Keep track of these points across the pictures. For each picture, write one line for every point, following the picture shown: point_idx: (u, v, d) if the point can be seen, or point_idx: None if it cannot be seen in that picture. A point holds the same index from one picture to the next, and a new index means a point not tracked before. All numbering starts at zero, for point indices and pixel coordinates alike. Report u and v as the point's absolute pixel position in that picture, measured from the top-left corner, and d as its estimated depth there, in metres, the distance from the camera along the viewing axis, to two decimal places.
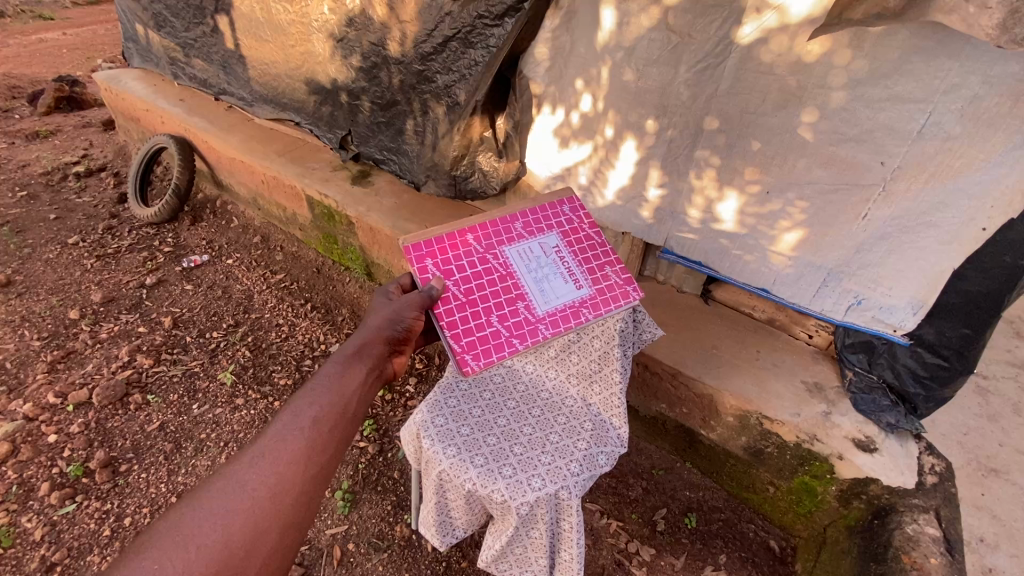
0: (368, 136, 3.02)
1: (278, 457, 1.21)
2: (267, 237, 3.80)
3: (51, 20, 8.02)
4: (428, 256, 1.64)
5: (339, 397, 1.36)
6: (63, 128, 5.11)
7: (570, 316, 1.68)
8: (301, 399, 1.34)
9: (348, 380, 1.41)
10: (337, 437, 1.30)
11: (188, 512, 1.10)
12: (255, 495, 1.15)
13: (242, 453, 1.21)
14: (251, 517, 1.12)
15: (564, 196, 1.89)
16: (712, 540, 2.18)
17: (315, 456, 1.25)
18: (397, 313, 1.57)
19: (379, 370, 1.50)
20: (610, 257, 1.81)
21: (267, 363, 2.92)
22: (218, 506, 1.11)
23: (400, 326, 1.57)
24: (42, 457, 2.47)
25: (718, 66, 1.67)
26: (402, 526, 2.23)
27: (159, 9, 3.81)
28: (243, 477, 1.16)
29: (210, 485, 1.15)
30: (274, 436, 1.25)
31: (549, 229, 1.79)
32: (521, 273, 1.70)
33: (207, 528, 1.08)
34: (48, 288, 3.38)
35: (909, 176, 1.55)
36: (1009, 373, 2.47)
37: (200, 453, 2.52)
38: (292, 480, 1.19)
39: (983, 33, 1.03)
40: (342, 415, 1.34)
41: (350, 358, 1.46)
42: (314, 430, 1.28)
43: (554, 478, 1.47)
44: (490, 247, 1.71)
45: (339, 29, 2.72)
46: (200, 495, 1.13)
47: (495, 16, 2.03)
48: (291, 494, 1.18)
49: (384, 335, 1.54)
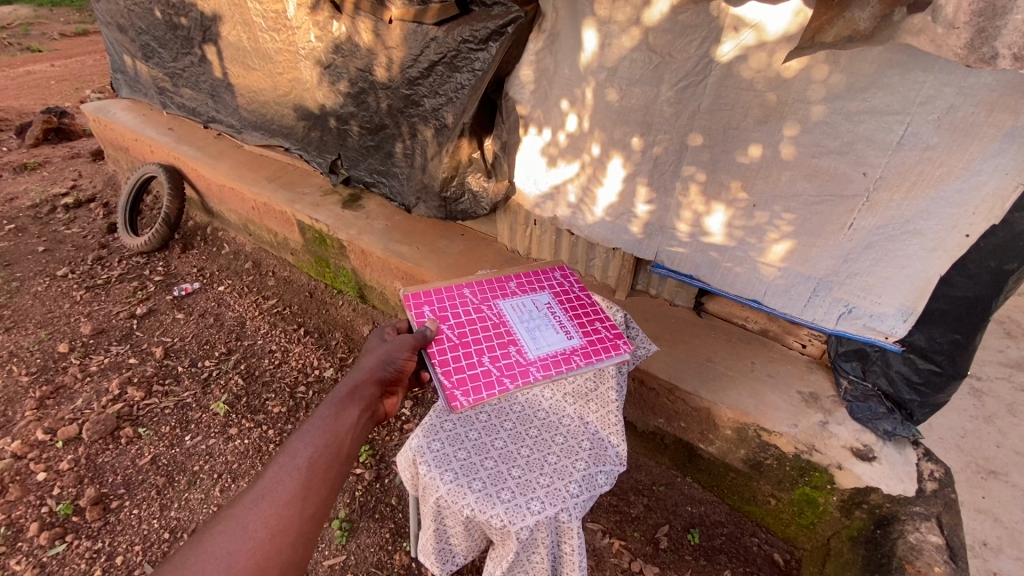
0: (357, 160, 3.03)
1: (277, 498, 1.21)
2: (258, 262, 3.80)
3: (39, 51, 8.06)
4: (425, 303, 1.77)
5: (335, 436, 1.35)
6: (52, 159, 5.10)
7: (560, 362, 1.68)
8: (298, 439, 1.32)
9: (343, 420, 1.39)
10: (335, 476, 1.30)
11: (190, 555, 1.10)
12: (256, 536, 1.15)
13: (240, 495, 1.21)
14: (252, 559, 1.12)
15: (556, 265, 2.04)
16: (716, 556, 2.15)
17: (312, 496, 1.24)
18: (390, 352, 1.56)
19: (373, 409, 1.47)
20: (599, 313, 1.86)
21: (260, 391, 2.88)
22: (220, 548, 1.12)
23: (392, 366, 1.55)
24: (31, 496, 2.42)
25: (700, 84, 1.70)
26: (401, 555, 2.19)
27: (146, 40, 3.84)
28: (243, 518, 1.16)
29: (212, 526, 1.15)
30: (272, 477, 1.24)
31: (541, 289, 1.91)
32: (513, 322, 1.77)
33: (209, 571, 1.08)
34: (37, 322, 3.34)
35: (891, 186, 1.58)
36: (1002, 373, 2.48)
37: (192, 486, 2.47)
38: (291, 520, 1.19)
39: (952, 52, 1.05)
40: (337, 455, 1.33)
41: (345, 398, 1.43)
42: (312, 470, 1.27)
43: (554, 500, 1.46)
44: (485, 299, 1.82)
45: (325, 56, 2.74)
46: (203, 536, 1.14)
47: (480, 40, 2.07)
48: (291, 533, 1.18)
49: (378, 374, 1.52)
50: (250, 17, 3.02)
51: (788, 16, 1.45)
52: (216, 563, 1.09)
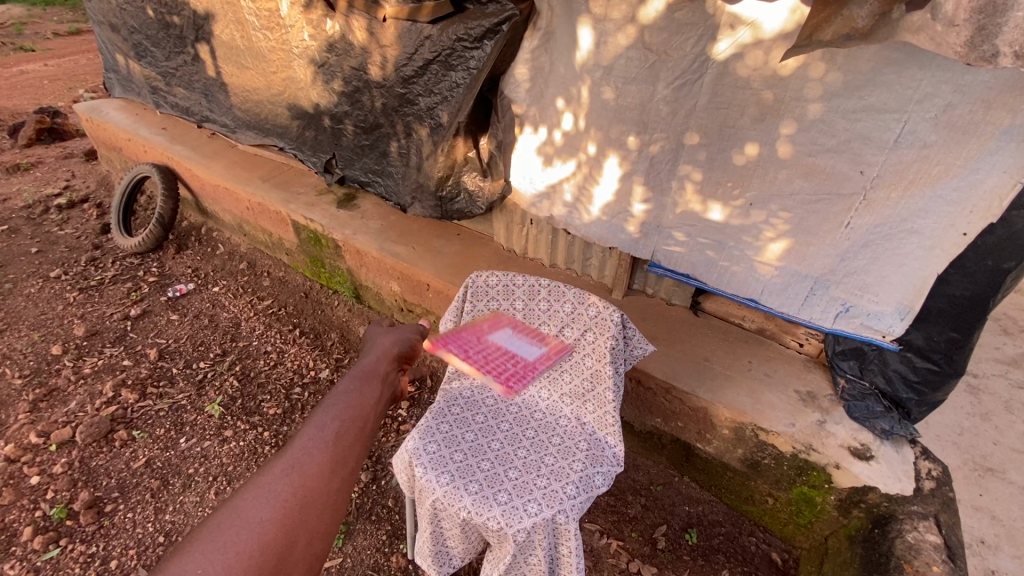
0: (352, 159, 3.01)
1: (305, 467, 1.21)
2: (253, 262, 3.77)
3: (32, 51, 8.00)
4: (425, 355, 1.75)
5: (358, 413, 1.39)
6: (44, 159, 5.05)
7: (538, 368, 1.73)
8: (322, 414, 1.35)
9: (364, 398, 1.44)
10: (361, 449, 1.30)
11: (220, 521, 1.08)
12: (286, 504, 1.13)
13: (267, 466, 1.20)
14: (282, 525, 1.10)
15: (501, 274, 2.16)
16: (714, 555, 2.15)
17: (339, 468, 1.24)
18: (401, 335, 1.77)
19: (390, 390, 1.56)
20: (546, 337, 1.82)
21: (256, 392, 2.87)
22: (251, 515, 1.10)
23: (405, 345, 1.74)
24: (24, 500, 2.40)
25: (696, 82, 1.69)
26: (398, 557, 2.18)
27: (138, 38, 3.80)
28: (272, 487, 1.15)
29: (239, 496, 1.13)
30: (300, 449, 1.24)
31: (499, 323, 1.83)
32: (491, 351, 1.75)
33: (242, 535, 1.06)
34: (30, 324, 3.31)
35: (888, 184, 1.57)
36: (998, 370, 2.49)
37: (188, 489, 2.45)
38: (320, 490, 1.18)
39: (952, 50, 1.05)
40: (362, 430, 1.35)
41: (364, 379, 1.51)
42: (338, 441, 1.29)
43: (551, 502, 1.46)
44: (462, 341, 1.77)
45: (319, 55, 2.72)
46: (231, 506, 1.11)
47: (475, 39, 2.05)
48: (320, 504, 1.16)
49: (393, 352, 1.69)
50: (243, 16, 2.99)
51: (785, 14, 1.44)
52: (247, 529, 1.07)
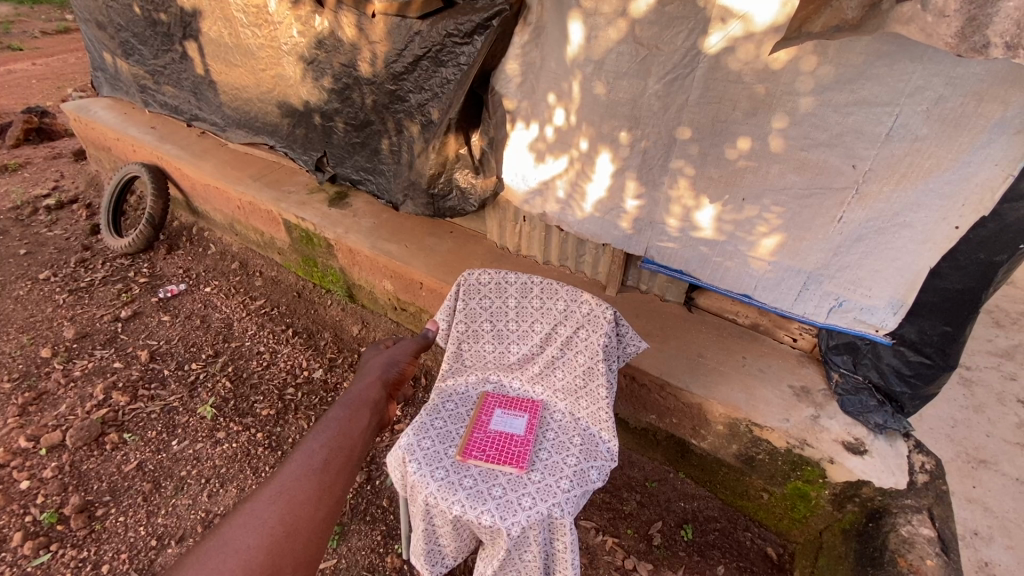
0: (343, 157, 2.98)
1: (292, 497, 1.33)
2: (245, 262, 3.74)
3: (20, 50, 7.89)
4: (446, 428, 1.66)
5: (346, 443, 1.52)
6: (32, 160, 4.98)
7: (528, 442, 1.60)
8: (311, 444, 1.49)
9: (353, 426, 1.58)
10: (344, 481, 1.43)
11: (211, 546, 1.19)
12: (273, 531, 1.24)
13: (257, 494, 1.32)
14: (268, 553, 1.20)
15: None
16: (710, 551, 2.15)
17: (324, 498, 1.36)
18: (393, 358, 1.87)
19: (379, 414, 1.69)
20: (531, 410, 1.71)
21: (249, 394, 2.84)
22: (239, 542, 1.21)
23: (395, 368, 1.85)
24: (14, 505, 2.38)
25: (687, 76, 1.68)
26: (393, 557, 2.17)
27: (126, 36, 3.75)
28: (260, 514, 1.27)
29: (229, 523, 1.24)
30: (288, 479, 1.37)
31: (499, 402, 1.73)
32: (490, 431, 1.63)
33: (230, 562, 1.17)
34: (19, 327, 3.28)
35: (880, 178, 1.57)
36: (991, 362, 2.49)
37: (180, 492, 2.43)
38: (305, 518, 1.30)
39: (942, 42, 1.05)
40: (348, 460, 1.49)
41: (355, 405, 1.66)
42: (324, 472, 1.42)
43: (545, 496, 1.46)
44: (472, 418, 1.68)
45: (309, 51, 2.68)
46: (220, 532, 1.22)
47: (465, 34, 2.03)
48: (304, 532, 1.27)
49: (382, 379, 1.79)
50: (230, 12, 2.95)
51: (776, 7, 1.44)
52: (235, 555, 1.18)
